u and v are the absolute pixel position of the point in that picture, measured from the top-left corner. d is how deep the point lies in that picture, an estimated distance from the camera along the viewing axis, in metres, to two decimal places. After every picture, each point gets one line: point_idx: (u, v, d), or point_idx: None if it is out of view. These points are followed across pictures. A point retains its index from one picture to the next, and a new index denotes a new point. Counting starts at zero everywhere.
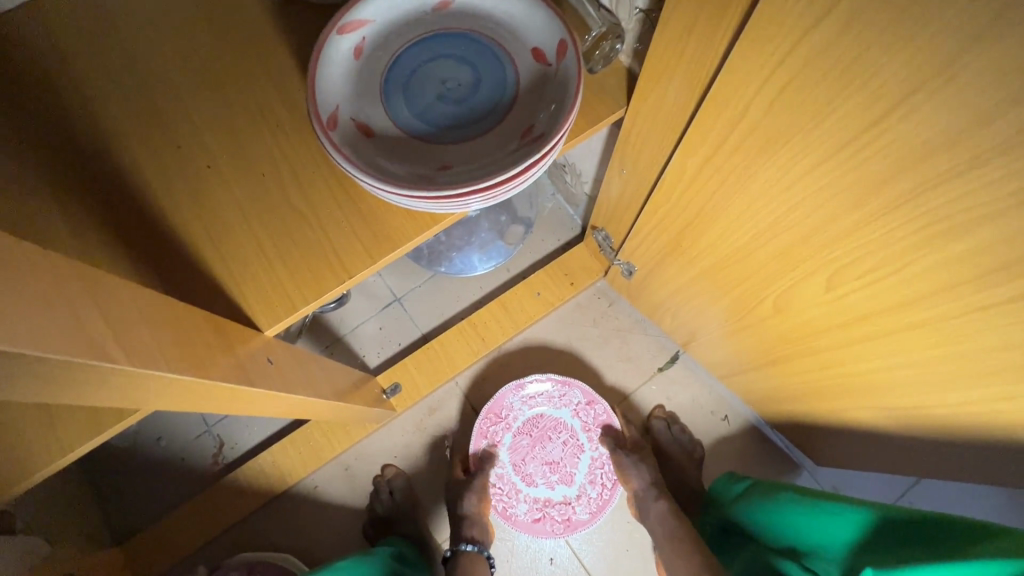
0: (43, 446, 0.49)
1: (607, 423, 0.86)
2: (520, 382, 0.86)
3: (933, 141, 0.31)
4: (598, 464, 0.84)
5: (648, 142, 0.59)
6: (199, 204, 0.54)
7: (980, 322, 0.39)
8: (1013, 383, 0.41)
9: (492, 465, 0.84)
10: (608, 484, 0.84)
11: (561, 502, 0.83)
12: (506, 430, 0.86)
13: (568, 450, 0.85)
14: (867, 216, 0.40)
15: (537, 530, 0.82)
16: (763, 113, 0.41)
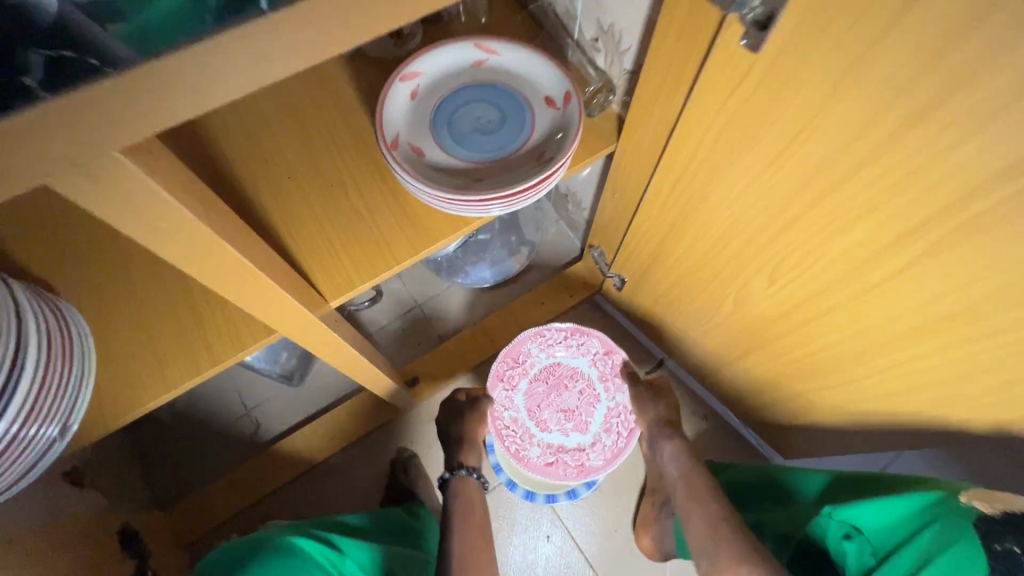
0: (151, 383, 0.63)
1: (624, 372, 0.89)
2: (539, 330, 0.90)
3: (825, 158, 0.47)
4: (614, 413, 0.88)
5: (633, 170, 0.75)
6: (281, 202, 0.69)
7: (874, 296, 0.54)
8: (906, 345, 0.55)
9: (506, 409, 0.88)
10: (623, 433, 0.87)
11: (575, 448, 0.87)
12: (522, 376, 0.90)
13: (584, 399, 0.89)
14: (790, 217, 0.55)
15: (550, 474, 0.87)
16: (716, 140, 0.56)
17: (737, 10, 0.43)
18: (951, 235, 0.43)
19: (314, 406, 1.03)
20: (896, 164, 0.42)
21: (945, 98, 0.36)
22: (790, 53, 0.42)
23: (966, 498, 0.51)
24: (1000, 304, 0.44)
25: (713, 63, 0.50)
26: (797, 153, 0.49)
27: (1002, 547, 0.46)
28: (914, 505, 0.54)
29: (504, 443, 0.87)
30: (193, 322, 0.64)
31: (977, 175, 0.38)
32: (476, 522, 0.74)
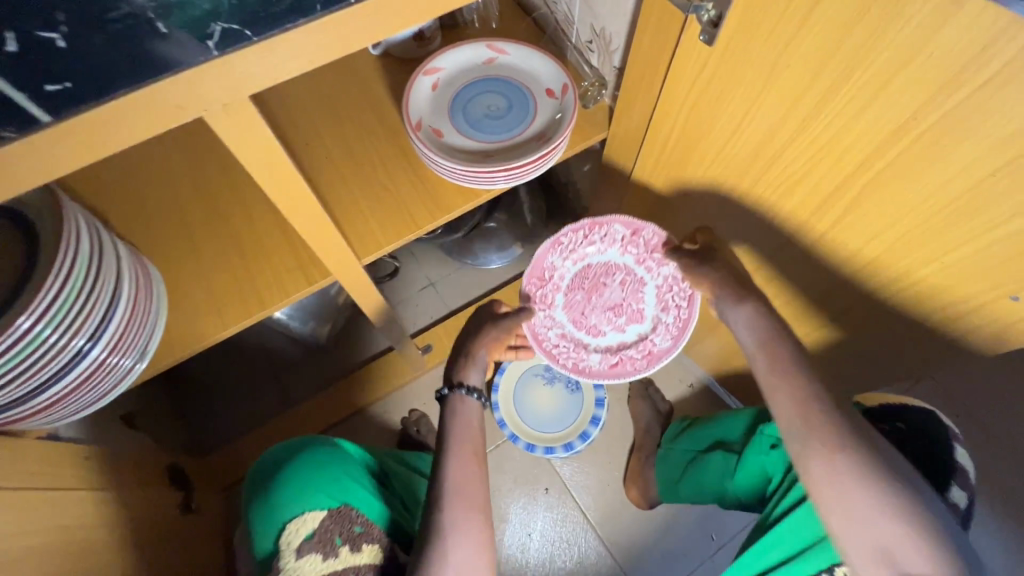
0: (211, 323, 0.75)
1: (662, 243, 0.80)
2: (555, 239, 0.84)
3: (769, 130, 0.58)
4: (666, 288, 0.81)
5: (623, 153, 0.86)
6: (321, 176, 0.81)
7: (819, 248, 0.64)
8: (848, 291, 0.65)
9: (553, 327, 0.84)
10: (682, 304, 0.80)
11: (637, 340, 0.82)
12: (561, 291, 0.85)
13: (628, 289, 0.83)
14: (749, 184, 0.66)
15: (619, 375, 0.81)
16: (687, 121, 0.67)
17: (696, 12, 0.55)
18: (864, 190, 0.54)
19: (336, 369, 1.13)
20: (820, 130, 0.53)
21: (845, 78, 0.48)
22: (736, 43, 0.54)
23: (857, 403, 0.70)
24: (907, 248, 0.55)
25: (681, 54, 0.61)
26: (748, 128, 0.60)
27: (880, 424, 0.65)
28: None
29: (559, 362, 0.81)
30: (248, 274, 0.77)
31: (875, 138, 0.49)
32: (478, 437, 0.67)
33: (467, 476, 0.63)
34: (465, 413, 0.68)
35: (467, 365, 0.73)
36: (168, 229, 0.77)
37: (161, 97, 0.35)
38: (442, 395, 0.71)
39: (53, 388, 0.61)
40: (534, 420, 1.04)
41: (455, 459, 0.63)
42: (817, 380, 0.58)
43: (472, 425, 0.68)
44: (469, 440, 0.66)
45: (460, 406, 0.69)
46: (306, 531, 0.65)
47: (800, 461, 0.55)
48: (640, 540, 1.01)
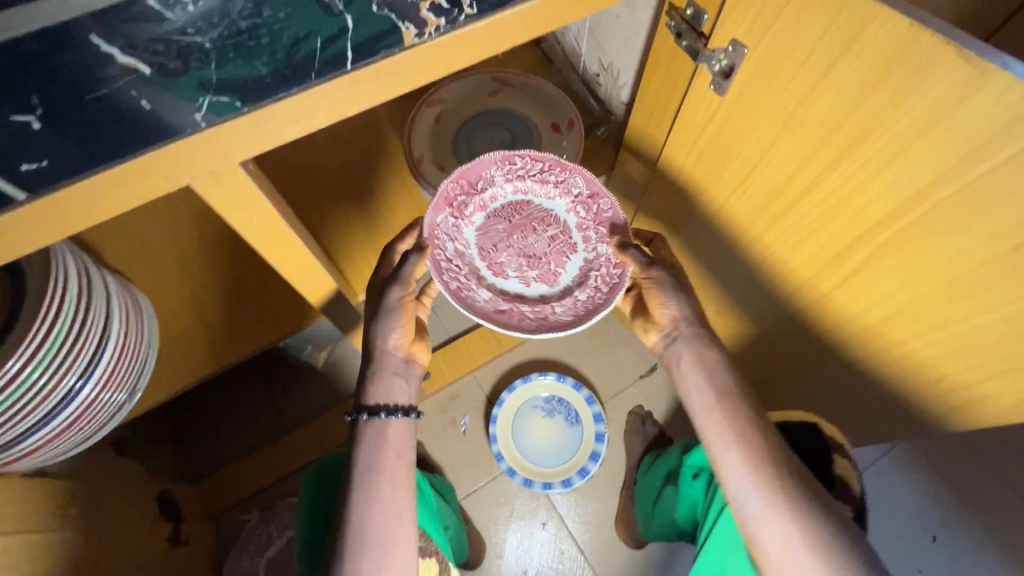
0: (205, 359, 0.74)
1: (613, 220, 0.69)
2: (508, 155, 0.70)
3: (783, 180, 0.56)
4: (593, 266, 0.69)
5: (628, 186, 0.84)
6: (316, 205, 0.79)
7: (832, 302, 0.61)
8: (861, 347, 0.62)
9: (455, 240, 0.68)
10: (603, 288, 0.67)
11: (538, 299, 0.68)
12: (481, 211, 0.70)
13: (555, 246, 0.70)
14: (760, 230, 0.63)
15: (499, 323, 0.66)
16: (696, 164, 0.66)
17: (706, 62, 0.54)
18: (878, 251, 0.52)
19: (332, 394, 1.11)
20: (836, 186, 0.51)
21: (861, 139, 0.46)
22: (747, 94, 0.53)
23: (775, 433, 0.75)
24: (921, 312, 0.52)
25: (690, 97, 0.59)
26: (758, 178, 0.58)
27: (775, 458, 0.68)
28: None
29: (442, 276, 0.65)
30: (245, 307, 0.75)
31: (890, 201, 0.47)
32: (399, 467, 0.63)
33: (381, 511, 0.60)
34: (381, 441, 0.64)
35: (385, 378, 0.67)
36: (161, 261, 0.75)
37: (149, 168, 0.34)
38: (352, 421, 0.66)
39: (37, 432, 0.60)
40: (534, 454, 1.03)
41: (372, 496, 0.60)
42: (773, 441, 0.61)
43: (388, 453, 0.63)
44: (391, 470, 0.62)
45: (370, 433, 0.65)
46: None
47: (754, 527, 0.59)
48: None
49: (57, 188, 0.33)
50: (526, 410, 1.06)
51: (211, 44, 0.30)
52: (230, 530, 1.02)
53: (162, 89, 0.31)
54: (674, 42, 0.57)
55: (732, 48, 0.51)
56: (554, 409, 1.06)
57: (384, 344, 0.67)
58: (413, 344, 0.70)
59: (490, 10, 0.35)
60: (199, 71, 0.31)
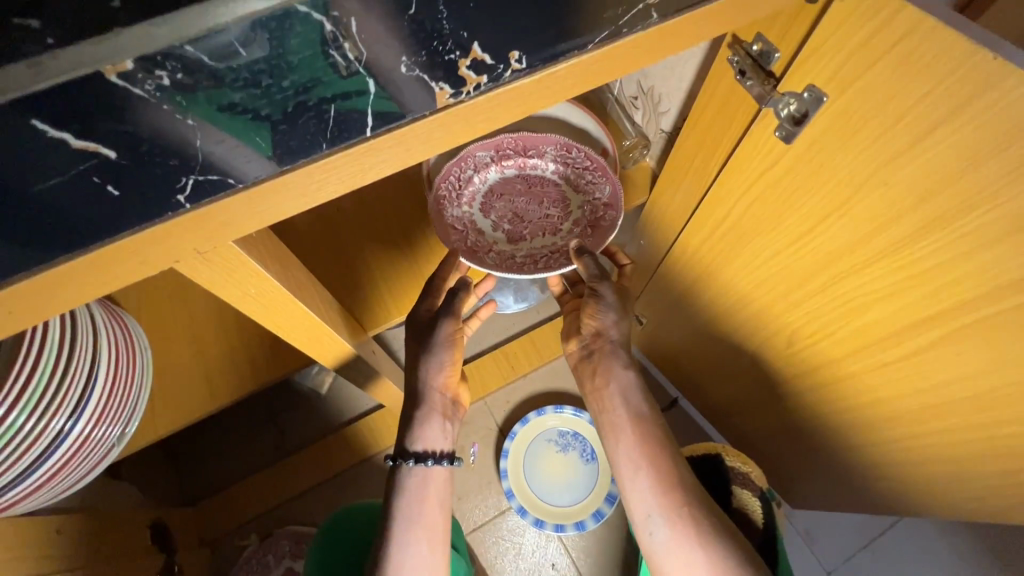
0: (197, 395, 0.68)
1: (607, 232, 0.62)
2: (568, 144, 0.64)
3: (849, 242, 0.49)
4: (557, 251, 0.63)
5: (660, 223, 0.78)
6: (323, 225, 0.71)
7: (891, 379, 0.55)
8: (920, 428, 0.56)
9: (476, 171, 0.64)
10: (542, 264, 0.62)
11: (487, 241, 0.63)
12: (515, 169, 0.65)
13: (544, 222, 0.64)
14: (813, 291, 0.57)
15: (441, 229, 0.62)
16: (745, 212, 0.59)
17: (772, 106, 0.47)
18: (959, 332, 0.45)
19: (335, 417, 1.06)
20: (917, 258, 0.44)
21: (961, 212, 0.39)
22: (818, 145, 0.46)
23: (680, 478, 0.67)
24: (1002, 403, 0.46)
25: (747, 140, 0.53)
26: (819, 236, 0.52)
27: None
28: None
29: (439, 178, 0.63)
30: (245, 343, 0.70)
31: (984, 283, 0.41)
32: (438, 520, 0.59)
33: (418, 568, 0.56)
34: (422, 488, 0.60)
35: (429, 420, 0.61)
36: (156, 288, 0.69)
37: (129, 249, 0.28)
38: (393, 465, 0.61)
39: (20, 484, 0.52)
40: (544, 491, 0.98)
41: (409, 551, 0.57)
42: (683, 464, 0.60)
43: (428, 504, 0.59)
44: (429, 523, 0.59)
45: (414, 480, 0.60)
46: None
47: (658, 557, 0.57)
48: None
49: (56, 267, 0.27)
50: (538, 444, 1.01)
51: (237, 56, 0.24)
52: (225, 556, 0.98)
53: (189, 119, 0.26)
54: (736, 79, 0.51)
55: (808, 94, 0.44)
56: (569, 444, 1.01)
57: (431, 383, 0.62)
58: (458, 382, 0.65)
59: (540, 65, 0.29)
60: (220, 93, 0.25)
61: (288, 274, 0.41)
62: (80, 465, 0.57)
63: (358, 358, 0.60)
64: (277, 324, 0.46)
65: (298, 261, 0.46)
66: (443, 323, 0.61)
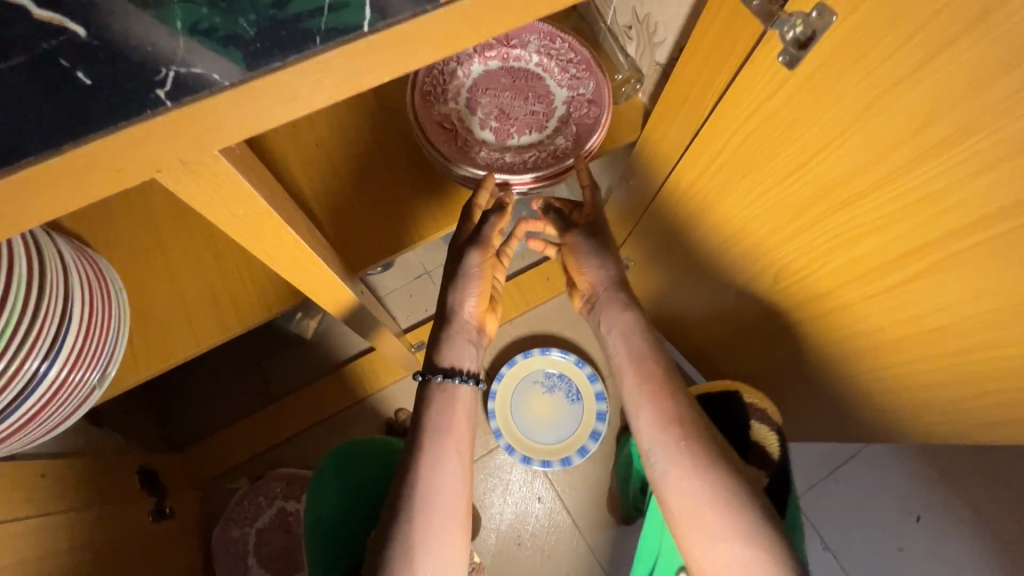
0: (179, 338, 0.66)
1: (591, 126, 0.65)
2: (551, 34, 0.66)
3: (844, 173, 0.49)
4: (542, 147, 0.65)
5: (652, 162, 0.77)
6: (308, 163, 0.67)
7: (876, 309, 0.56)
8: (899, 356, 0.58)
9: (461, 64, 0.66)
10: (527, 161, 0.65)
11: (476, 139, 0.65)
12: (499, 62, 0.67)
13: (529, 117, 0.66)
14: (808, 224, 0.57)
15: (429, 125, 0.64)
16: (741, 147, 0.59)
17: (779, 29, 0.46)
18: (943, 262, 0.46)
19: (321, 363, 1.06)
20: (914, 186, 0.44)
21: (960, 137, 0.39)
22: (823, 69, 0.45)
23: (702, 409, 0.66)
24: (981, 327, 0.48)
25: (749, 67, 0.52)
26: (815, 169, 0.52)
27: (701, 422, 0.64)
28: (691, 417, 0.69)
29: (425, 74, 0.66)
30: (225, 284, 0.67)
31: (977, 210, 0.41)
32: (467, 434, 0.59)
33: (448, 482, 0.56)
34: (450, 405, 0.59)
35: (458, 341, 0.62)
36: (130, 227, 0.66)
37: (98, 159, 0.26)
38: (420, 381, 0.61)
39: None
40: (530, 430, 1.01)
41: (438, 463, 0.56)
42: (686, 400, 0.61)
43: (455, 421, 0.59)
44: (457, 433, 0.58)
45: (440, 396, 0.60)
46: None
47: (660, 488, 0.58)
48: (631, 555, 0.99)
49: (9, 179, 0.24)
50: (525, 385, 1.03)
51: None
52: (216, 498, 0.99)
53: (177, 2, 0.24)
54: None
55: (816, 14, 0.42)
56: (555, 385, 1.03)
57: (460, 311, 0.62)
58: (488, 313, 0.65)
59: None
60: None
61: (273, 199, 0.39)
62: (64, 402, 0.55)
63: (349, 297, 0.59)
64: (264, 253, 0.44)
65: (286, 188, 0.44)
66: (470, 254, 0.61)
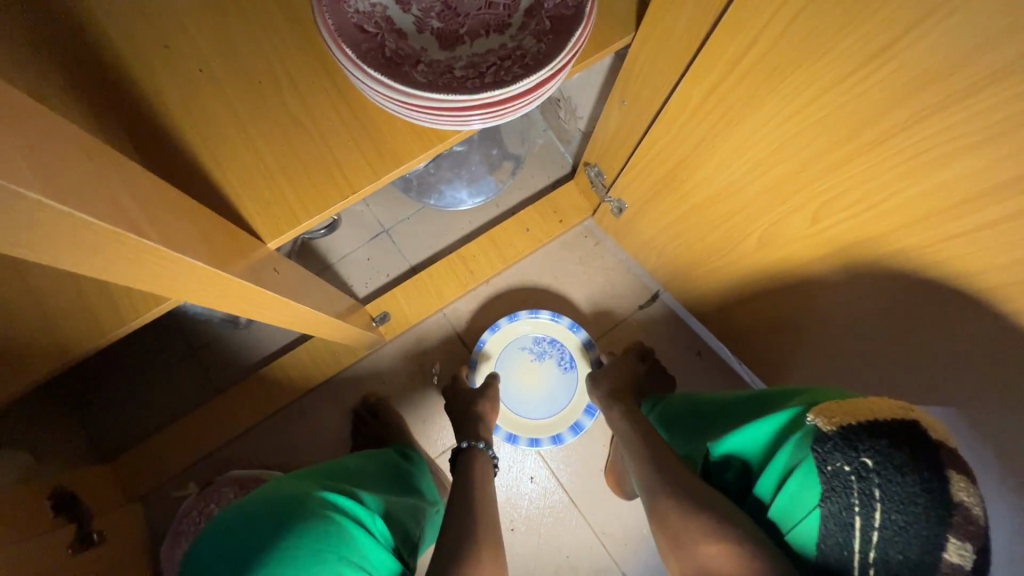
0: (37, 348, 0.49)
1: (571, 18, 0.47)
2: None
3: (951, 61, 0.33)
4: (504, 54, 0.48)
5: (652, 73, 0.59)
6: (192, 101, 0.49)
7: (965, 250, 0.42)
8: (985, 308, 0.45)
9: None
10: (484, 74, 0.47)
11: (413, 47, 0.48)
12: None
13: (484, 14, 0.49)
14: (878, 140, 0.41)
15: (343, 28, 0.46)
16: (784, 35, 0.41)
17: None
18: None
19: (272, 343, 0.91)
20: None
21: None
22: None
23: (810, 416, 0.48)
24: None
25: None
26: (897, 60, 0.36)
27: (832, 468, 0.45)
28: (774, 425, 0.53)
29: None
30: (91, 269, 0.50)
31: None
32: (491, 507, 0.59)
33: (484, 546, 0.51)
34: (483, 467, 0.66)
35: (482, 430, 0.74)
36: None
37: None
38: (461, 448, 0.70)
39: None
40: (519, 406, 0.89)
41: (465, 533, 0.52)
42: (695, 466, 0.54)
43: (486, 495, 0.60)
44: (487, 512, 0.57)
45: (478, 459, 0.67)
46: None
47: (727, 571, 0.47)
48: (637, 532, 0.89)
49: None
50: (511, 352, 0.90)
51: None
52: (162, 509, 0.86)
53: None
54: None
55: None
56: (545, 351, 0.91)
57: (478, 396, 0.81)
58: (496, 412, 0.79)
59: None
60: None
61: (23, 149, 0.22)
62: None
63: (256, 284, 0.44)
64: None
65: (84, 134, 0.27)
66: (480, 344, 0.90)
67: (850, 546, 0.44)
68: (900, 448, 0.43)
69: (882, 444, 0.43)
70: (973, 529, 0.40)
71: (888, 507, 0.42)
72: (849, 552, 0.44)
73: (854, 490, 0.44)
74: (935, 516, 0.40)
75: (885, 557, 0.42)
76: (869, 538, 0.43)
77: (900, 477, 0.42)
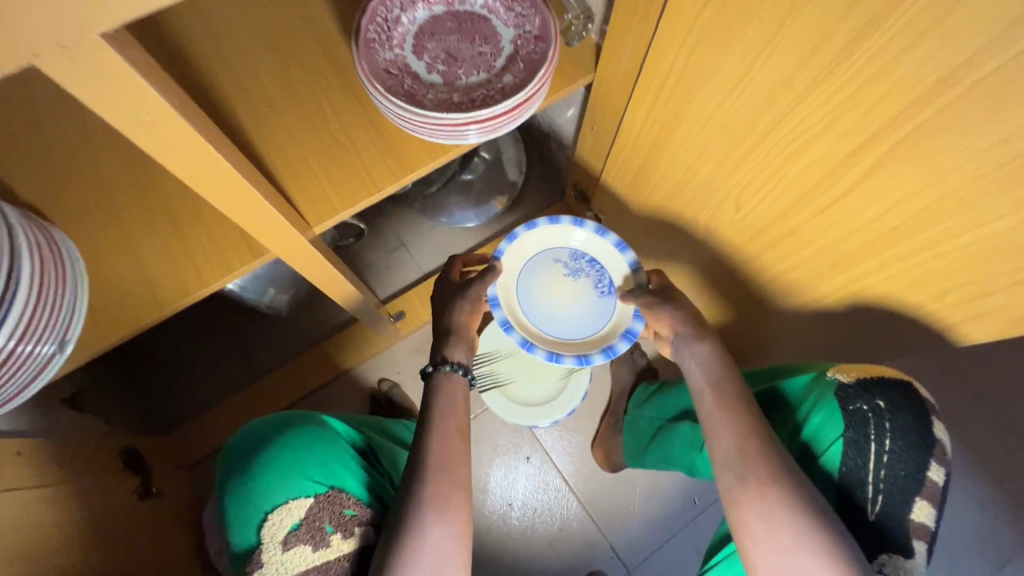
0: (139, 306, 0.65)
1: (540, 61, 0.64)
2: None
3: (781, 78, 0.49)
4: (491, 87, 0.65)
5: (610, 102, 0.76)
6: (262, 125, 0.68)
7: (832, 219, 0.56)
8: (859, 266, 0.58)
9: (403, 10, 0.66)
10: (476, 101, 0.64)
11: (424, 84, 0.65)
12: (443, 6, 0.68)
13: (476, 59, 0.67)
14: (758, 138, 0.56)
15: (374, 71, 0.64)
16: (686, 66, 0.58)
17: None
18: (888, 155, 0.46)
19: (299, 337, 1.07)
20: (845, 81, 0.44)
21: (881, 16, 0.38)
22: None
23: (832, 372, 0.61)
24: (925, 223, 0.48)
25: None
26: (755, 79, 0.51)
27: (853, 407, 0.57)
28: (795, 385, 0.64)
29: (366, 21, 0.65)
30: (183, 246, 0.67)
31: (903, 98, 0.41)
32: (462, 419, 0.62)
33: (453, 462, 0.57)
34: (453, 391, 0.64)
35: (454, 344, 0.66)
36: (73, 186, 0.65)
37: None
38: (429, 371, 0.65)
39: None
40: (543, 321, 0.73)
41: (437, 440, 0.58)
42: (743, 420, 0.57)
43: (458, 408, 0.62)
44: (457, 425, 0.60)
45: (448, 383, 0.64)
46: (290, 522, 0.58)
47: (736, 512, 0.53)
48: (623, 507, 0.99)
49: None
50: (542, 261, 0.75)
51: None
52: (205, 479, 0.99)
53: None
54: None
55: None
56: (580, 270, 0.76)
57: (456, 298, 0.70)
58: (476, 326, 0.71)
59: None
60: None
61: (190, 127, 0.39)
62: (24, 370, 0.53)
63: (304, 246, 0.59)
64: (192, 179, 0.43)
65: None
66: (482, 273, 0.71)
67: (866, 466, 0.56)
68: (902, 395, 0.57)
69: (891, 390, 0.57)
70: (943, 455, 0.56)
71: (895, 436, 0.56)
72: (865, 471, 0.56)
73: (871, 424, 0.57)
74: (923, 442, 0.56)
75: (892, 474, 0.55)
76: (881, 459, 0.56)
77: (902, 414, 0.56)
